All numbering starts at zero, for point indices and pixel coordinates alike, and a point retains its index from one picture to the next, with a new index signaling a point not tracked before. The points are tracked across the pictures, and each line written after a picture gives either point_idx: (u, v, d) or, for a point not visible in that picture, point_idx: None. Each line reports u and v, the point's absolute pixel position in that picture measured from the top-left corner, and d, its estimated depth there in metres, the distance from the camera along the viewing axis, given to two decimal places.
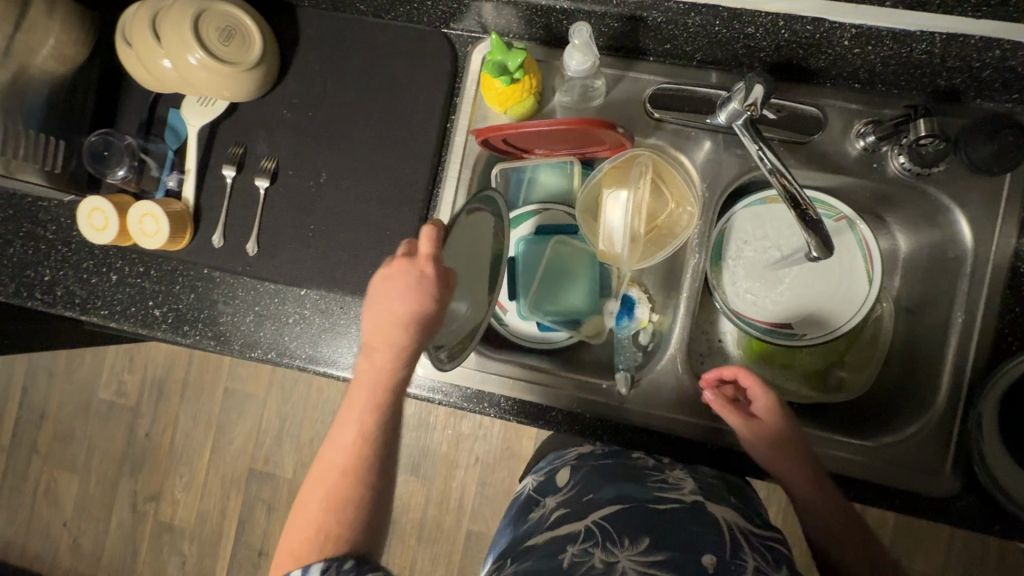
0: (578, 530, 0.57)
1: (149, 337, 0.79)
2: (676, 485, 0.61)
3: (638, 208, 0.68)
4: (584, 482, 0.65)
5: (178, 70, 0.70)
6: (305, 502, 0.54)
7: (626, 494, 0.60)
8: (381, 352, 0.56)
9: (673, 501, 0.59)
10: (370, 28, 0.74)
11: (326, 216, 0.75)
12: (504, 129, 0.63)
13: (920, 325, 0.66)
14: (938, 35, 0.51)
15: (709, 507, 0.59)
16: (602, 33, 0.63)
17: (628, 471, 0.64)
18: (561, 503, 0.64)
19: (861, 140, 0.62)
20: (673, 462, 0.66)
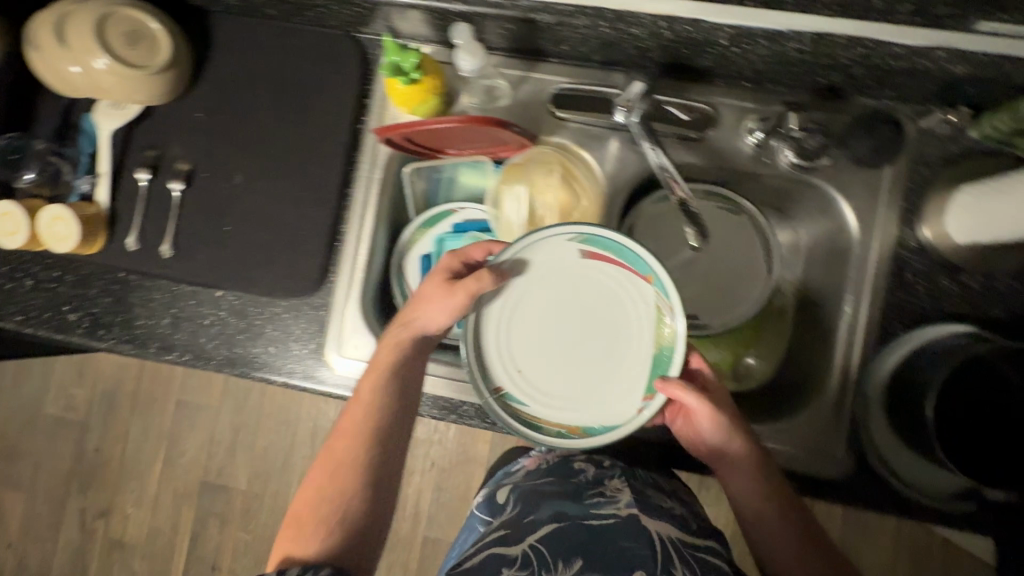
0: (513, 554, 0.56)
1: (65, 342, 0.75)
2: (611, 499, 0.62)
3: (552, 210, 0.70)
4: (527, 500, 0.65)
5: (89, 75, 0.67)
6: (311, 492, 0.56)
7: (563, 512, 0.61)
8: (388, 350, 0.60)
9: (611, 517, 0.60)
10: (284, 28, 0.73)
11: (240, 221, 0.73)
12: (406, 123, 0.64)
13: (822, 317, 0.69)
14: (805, 35, 0.55)
15: (643, 521, 0.59)
16: (511, 34, 0.66)
17: (568, 484, 0.66)
18: (502, 523, 0.63)
19: (751, 136, 0.66)
20: (613, 468, 0.68)
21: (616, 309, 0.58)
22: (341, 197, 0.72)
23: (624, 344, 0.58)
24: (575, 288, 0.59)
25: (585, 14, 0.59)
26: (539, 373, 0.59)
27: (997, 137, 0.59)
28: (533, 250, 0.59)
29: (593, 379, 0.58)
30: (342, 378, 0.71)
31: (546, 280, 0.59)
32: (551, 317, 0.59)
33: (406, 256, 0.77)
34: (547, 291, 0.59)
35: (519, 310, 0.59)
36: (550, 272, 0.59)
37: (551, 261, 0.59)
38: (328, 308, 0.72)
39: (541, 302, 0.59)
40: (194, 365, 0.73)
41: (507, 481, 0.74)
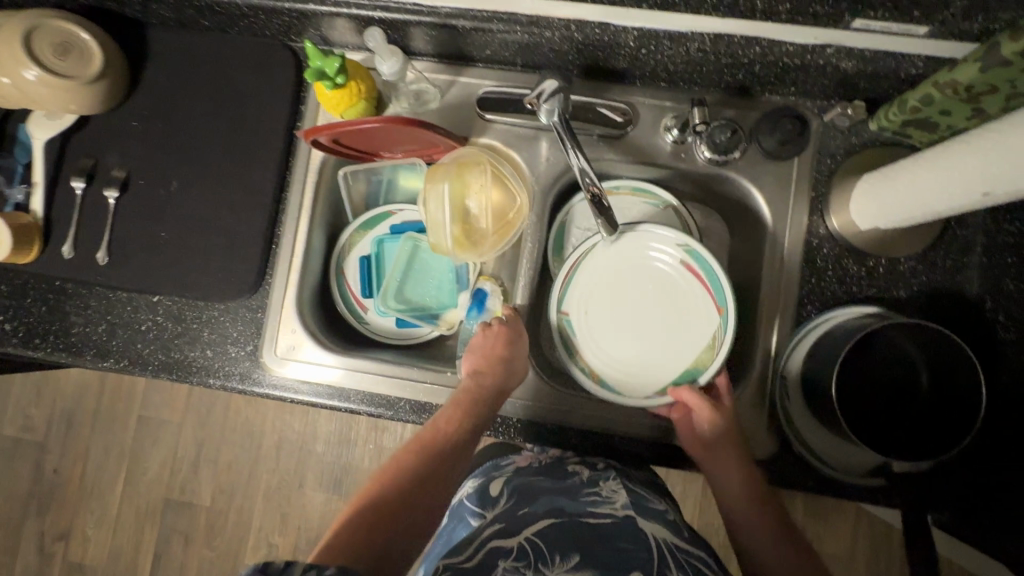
0: (509, 548, 0.53)
1: (0, 353, 0.75)
2: (608, 500, 0.60)
3: (487, 209, 0.72)
4: (522, 496, 0.61)
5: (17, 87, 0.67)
6: (370, 496, 0.58)
7: (561, 512, 0.58)
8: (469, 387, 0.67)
9: (609, 517, 0.57)
10: (215, 37, 0.75)
11: (177, 226, 0.74)
12: (334, 129, 0.67)
13: (745, 304, 0.72)
14: (705, 36, 0.59)
15: (641, 524, 0.57)
16: (433, 40, 0.68)
17: (565, 482, 0.63)
18: (493, 517, 0.59)
19: (668, 134, 0.69)
20: (608, 470, 0.66)
21: (686, 323, 0.68)
22: (276, 200, 0.74)
23: (674, 347, 0.69)
24: (660, 284, 0.69)
25: (501, 20, 0.62)
26: (598, 346, 0.69)
27: (894, 127, 0.63)
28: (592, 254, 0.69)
29: (630, 364, 0.69)
30: (278, 378, 0.72)
31: (613, 269, 0.70)
32: (606, 305, 0.70)
33: (345, 257, 0.78)
34: (609, 284, 0.70)
35: (594, 294, 0.70)
36: (614, 271, 0.70)
37: (629, 257, 0.69)
38: (265, 309, 0.73)
39: (601, 286, 0.70)
40: (131, 370, 0.73)
41: (494, 474, 0.69)
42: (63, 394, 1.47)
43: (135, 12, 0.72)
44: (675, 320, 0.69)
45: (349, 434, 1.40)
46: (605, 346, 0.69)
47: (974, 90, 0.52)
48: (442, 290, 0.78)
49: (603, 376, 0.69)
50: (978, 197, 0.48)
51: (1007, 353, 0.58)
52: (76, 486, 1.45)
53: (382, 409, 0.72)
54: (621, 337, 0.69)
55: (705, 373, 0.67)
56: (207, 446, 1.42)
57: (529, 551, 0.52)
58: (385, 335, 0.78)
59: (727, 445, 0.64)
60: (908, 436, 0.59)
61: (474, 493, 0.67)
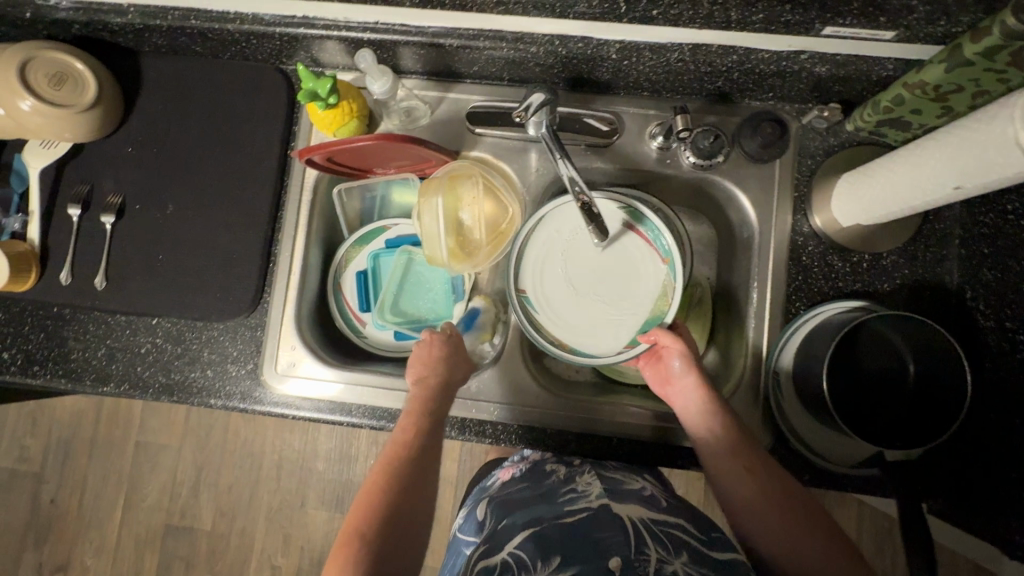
0: (494, 564, 0.53)
1: None
2: (584, 494, 0.61)
3: (481, 220, 0.73)
4: (506, 509, 0.63)
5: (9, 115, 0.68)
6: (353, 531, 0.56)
7: (539, 516, 0.58)
8: (418, 393, 0.66)
9: (584, 511, 0.58)
10: (206, 63, 0.76)
11: (173, 248, 0.74)
12: (324, 145, 0.67)
13: (735, 303, 0.74)
14: (685, 46, 0.61)
15: (617, 510, 0.58)
16: (423, 59, 0.70)
17: (542, 488, 0.64)
18: (482, 538, 0.60)
19: (653, 141, 0.71)
20: (584, 465, 0.67)
21: (640, 276, 0.69)
22: (273, 219, 0.75)
23: (632, 300, 0.68)
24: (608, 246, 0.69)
25: (487, 37, 0.64)
26: (559, 315, 0.69)
27: (870, 127, 0.65)
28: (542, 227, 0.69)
29: (595, 324, 0.68)
30: (279, 395, 0.72)
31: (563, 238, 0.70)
32: (573, 274, 0.69)
33: (342, 272, 0.79)
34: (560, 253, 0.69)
35: (548, 265, 0.69)
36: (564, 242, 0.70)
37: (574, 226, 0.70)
38: (263, 327, 0.73)
39: (554, 256, 0.69)
40: (131, 394, 0.74)
41: (484, 497, 0.72)
42: (59, 423, 1.45)
43: (128, 41, 0.74)
44: (626, 276, 0.69)
45: (350, 451, 1.39)
46: (568, 314, 0.69)
47: (943, 89, 0.55)
48: (438, 301, 0.79)
49: (573, 343, 0.68)
50: (950, 188, 0.49)
51: (988, 339, 0.60)
52: (74, 516, 1.43)
53: (381, 420, 0.72)
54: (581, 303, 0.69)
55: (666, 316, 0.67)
56: (207, 469, 1.41)
57: (513, 564, 0.52)
58: (382, 347, 0.79)
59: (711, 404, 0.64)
60: (894, 423, 0.61)
61: (472, 522, 0.69)
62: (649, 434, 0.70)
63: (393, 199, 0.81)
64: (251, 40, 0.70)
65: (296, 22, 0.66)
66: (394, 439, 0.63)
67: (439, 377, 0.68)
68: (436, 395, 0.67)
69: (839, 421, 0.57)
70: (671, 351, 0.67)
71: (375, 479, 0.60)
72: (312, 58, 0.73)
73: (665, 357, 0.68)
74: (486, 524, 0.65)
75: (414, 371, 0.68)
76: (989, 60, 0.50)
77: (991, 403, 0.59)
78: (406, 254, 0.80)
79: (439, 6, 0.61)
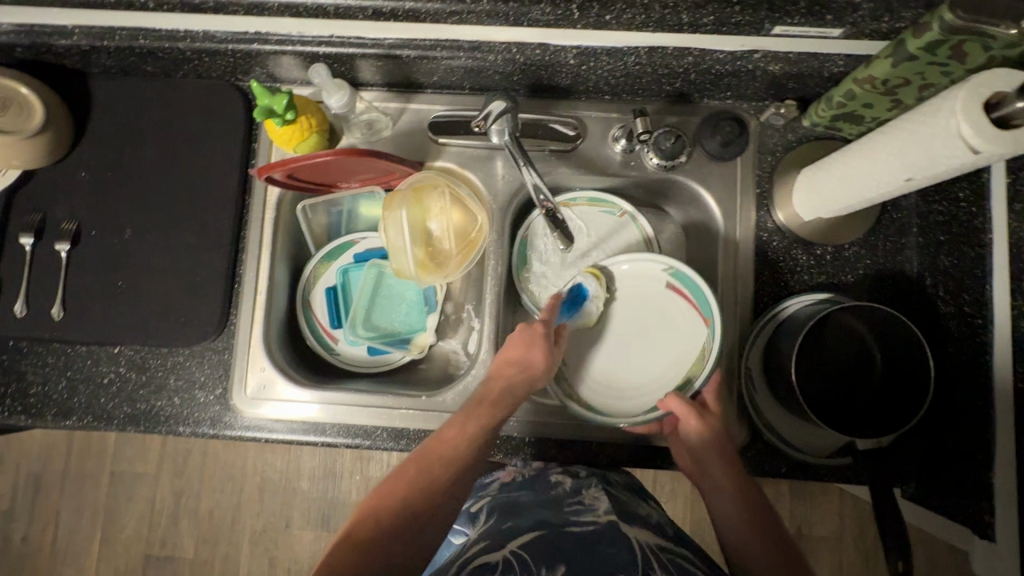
0: (496, 563, 0.52)
1: None
2: (590, 507, 0.61)
3: (450, 230, 0.73)
4: (505, 511, 0.62)
5: None
6: (360, 516, 0.53)
7: (545, 521, 0.59)
8: (490, 390, 0.62)
9: (592, 526, 0.58)
10: (159, 83, 0.74)
11: (133, 275, 0.72)
12: (284, 162, 0.66)
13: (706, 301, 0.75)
14: (641, 50, 0.62)
15: (623, 529, 0.58)
16: (381, 70, 0.69)
17: (547, 496, 0.64)
18: (479, 534, 0.60)
19: (616, 144, 0.72)
20: (590, 477, 0.68)
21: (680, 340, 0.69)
22: (236, 239, 0.73)
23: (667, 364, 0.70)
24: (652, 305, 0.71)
25: (443, 47, 0.63)
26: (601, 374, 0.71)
27: (825, 122, 0.67)
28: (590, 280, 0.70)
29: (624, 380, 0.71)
30: (251, 419, 0.71)
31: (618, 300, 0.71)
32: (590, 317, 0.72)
33: (311, 289, 0.78)
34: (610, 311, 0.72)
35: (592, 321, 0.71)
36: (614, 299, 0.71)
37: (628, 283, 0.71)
38: (231, 350, 0.72)
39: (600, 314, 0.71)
40: (96, 427, 0.71)
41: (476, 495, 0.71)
42: (28, 458, 1.39)
43: (75, 63, 0.71)
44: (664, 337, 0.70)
45: (335, 467, 1.37)
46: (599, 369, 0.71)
47: (890, 82, 0.56)
48: (411, 313, 0.79)
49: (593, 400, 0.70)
50: (901, 181, 0.51)
51: (949, 324, 0.61)
52: (49, 553, 1.37)
53: (356, 438, 0.71)
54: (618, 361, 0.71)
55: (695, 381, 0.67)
56: (187, 496, 1.37)
57: (514, 565, 0.52)
58: (354, 363, 0.77)
59: (712, 447, 0.63)
60: (863, 414, 0.61)
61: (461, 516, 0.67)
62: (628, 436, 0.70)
63: (360, 213, 0.80)
64: (203, 58, 0.69)
65: (250, 38, 0.65)
66: (439, 432, 0.59)
67: (500, 377, 0.63)
68: (491, 397, 0.62)
69: (808, 412, 0.58)
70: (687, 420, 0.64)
71: (402, 466, 0.56)
72: (268, 74, 0.72)
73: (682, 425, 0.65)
74: (481, 518, 0.64)
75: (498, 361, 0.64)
76: (931, 54, 0.51)
77: (954, 387, 0.60)
78: (376, 267, 0.79)
79: (392, 17, 0.61)
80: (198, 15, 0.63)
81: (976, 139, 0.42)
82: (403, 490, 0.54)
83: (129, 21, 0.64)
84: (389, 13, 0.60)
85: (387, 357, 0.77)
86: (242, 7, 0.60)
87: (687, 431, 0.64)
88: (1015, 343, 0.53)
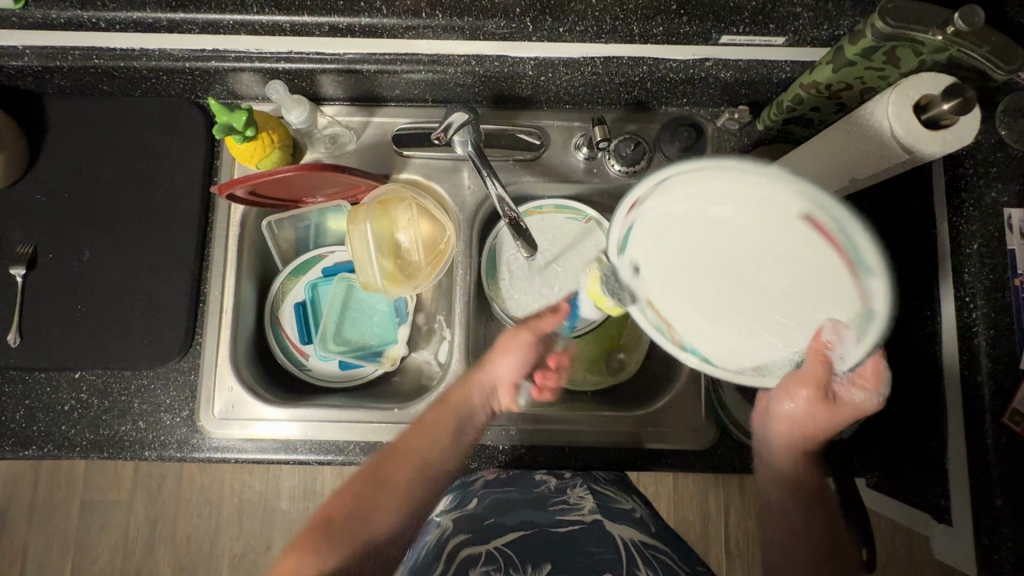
0: (479, 554, 0.55)
1: None
2: (576, 506, 0.61)
3: (418, 242, 0.74)
4: (489, 504, 0.62)
5: None
6: (334, 521, 0.61)
7: (530, 520, 0.59)
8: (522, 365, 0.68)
9: (578, 523, 0.59)
10: (116, 103, 0.73)
11: (93, 297, 0.71)
12: (244, 180, 0.66)
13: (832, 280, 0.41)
14: (597, 59, 0.63)
15: (608, 527, 0.58)
16: (342, 83, 0.69)
17: (533, 494, 0.64)
18: (459, 523, 0.60)
19: (579, 152, 0.73)
20: (575, 477, 0.67)
21: (814, 298, 0.41)
22: (200, 258, 0.72)
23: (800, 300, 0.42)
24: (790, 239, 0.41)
25: (404, 60, 0.63)
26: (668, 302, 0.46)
27: (777, 126, 0.68)
28: (644, 208, 0.47)
29: (742, 327, 0.45)
30: (220, 440, 0.69)
31: (713, 202, 0.43)
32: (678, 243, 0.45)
33: (280, 305, 0.77)
34: (681, 229, 0.44)
35: (648, 249, 0.47)
36: (700, 209, 0.44)
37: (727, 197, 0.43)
38: (197, 369, 0.71)
39: (675, 234, 0.45)
40: (57, 456, 0.69)
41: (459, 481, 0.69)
42: None
43: (29, 84, 0.70)
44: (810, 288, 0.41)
45: (316, 486, 1.31)
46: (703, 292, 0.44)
47: (833, 88, 0.58)
48: (384, 325, 0.78)
49: (685, 333, 0.46)
50: (846, 182, 0.53)
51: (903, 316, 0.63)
52: None
53: (328, 454, 0.70)
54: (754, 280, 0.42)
55: (851, 335, 0.42)
56: (162, 523, 1.30)
57: (499, 558, 0.54)
58: (320, 378, 0.76)
59: (813, 437, 0.57)
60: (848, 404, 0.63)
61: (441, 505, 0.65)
62: (605, 439, 0.70)
63: (329, 228, 0.79)
64: (160, 78, 0.68)
65: (207, 56, 0.64)
66: (446, 394, 0.67)
67: (534, 350, 0.68)
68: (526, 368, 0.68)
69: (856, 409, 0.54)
70: (854, 409, 0.52)
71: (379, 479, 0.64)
72: (225, 90, 0.71)
73: (840, 407, 0.53)
74: (458, 507, 0.63)
75: (518, 330, 0.67)
76: (869, 59, 0.53)
77: (908, 377, 0.62)
78: (343, 282, 0.79)
79: (350, 33, 0.61)
80: (156, 34, 0.62)
81: (908, 139, 0.45)
82: (397, 482, 0.64)
83: (82, 40, 0.63)
84: (346, 28, 0.61)
85: (351, 370, 0.76)
86: (199, 27, 0.61)
87: (836, 410, 0.53)
88: (959, 332, 0.56)
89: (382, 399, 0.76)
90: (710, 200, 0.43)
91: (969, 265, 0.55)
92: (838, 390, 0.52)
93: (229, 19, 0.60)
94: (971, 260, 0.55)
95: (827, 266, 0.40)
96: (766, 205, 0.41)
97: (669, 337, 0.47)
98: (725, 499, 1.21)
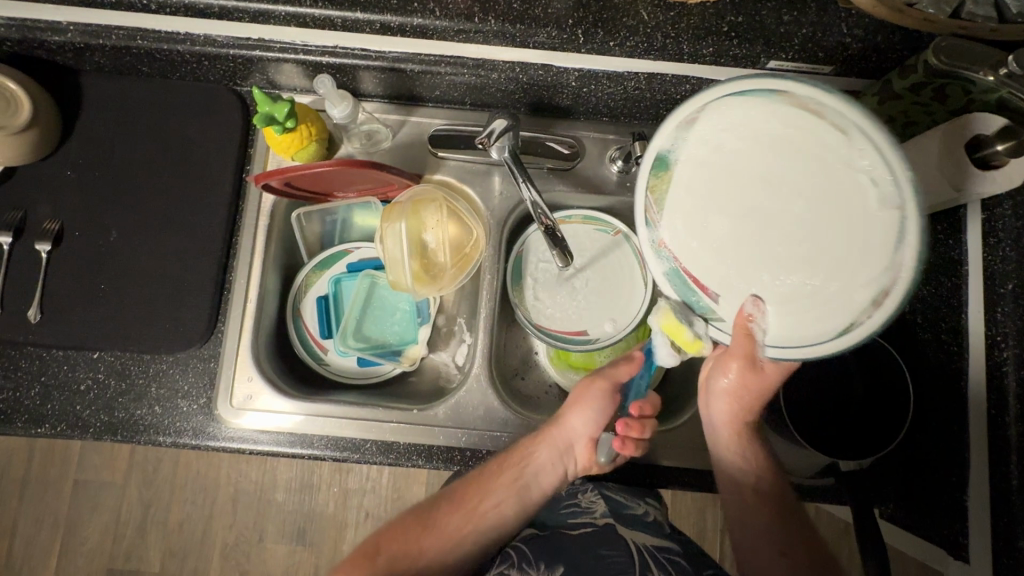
0: (500, 554, 0.62)
1: None
2: (588, 509, 0.63)
3: (445, 244, 0.73)
4: (510, 509, 0.67)
5: None
6: (397, 547, 0.62)
7: (546, 521, 0.65)
8: (552, 466, 0.65)
9: (588, 525, 0.61)
10: (152, 85, 0.73)
11: (117, 278, 0.70)
12: (282, 172, 0.66)
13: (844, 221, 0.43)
14: (640, 76, 0.64)
15: (619, 530, 0.59)
16: (382, 80, 0.69)
17: (548, 497, 0.67)
18: None
19: (613, 164, 0.73)
20: (586, 483, 0.68)
21: (852, 237, 0.42)
22: (227, 246, 0.72)
23: (825, 237, 0.43)
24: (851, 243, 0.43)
25: (448, 63, 0.64)
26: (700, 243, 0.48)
27: None
28: (731, 107, 0.46)
29: (738, 265, 0.47)
30: (236, 430, 0.69)
31: (770, 125, 0.45)
32: (721, 180, 0.47)
33: (302, 298, 0.77)
34: (741, 151, 0.46)
35: (701, 164, 0.48)
36: (746, 135, 0.46)
37: (817, 126, 0.44)
38: (217, 357, 0.70)
39: (735, 159, 0.46)
40: (69, 435, 0.68)
41: None
42: None
43: (67, 59, 0.69)
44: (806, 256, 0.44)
45: (311, 479, 1.30)
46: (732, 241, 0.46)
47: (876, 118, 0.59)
48: (404, 324, 0.78)
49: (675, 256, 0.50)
50: None
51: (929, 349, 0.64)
52: (3, 566, 1.28)
53: (344, 451, 0.69)
54: (772, 232, 0.45)
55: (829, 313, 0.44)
56: (155, 507, 1.29)
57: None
58: (338, 374, 0.76)
59: (753, 391, 0.58)
60: (856, 422, 0.63)
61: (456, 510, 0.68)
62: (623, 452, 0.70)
63: (356, 223, 0.79)
64: (200, 62, 0.68)
65: (252, 45, 0.64)
66: (478, 477, 0.64)
67: (608, 408, 0.65)
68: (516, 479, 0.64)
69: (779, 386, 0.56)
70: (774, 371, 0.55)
71: (416, 518, 0.64)
72: (263, 79, 0.71)
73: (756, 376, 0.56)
74: None
75: (592, 384, 0.65)
76: (916, 94, 0.54)
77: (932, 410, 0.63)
78: (367, 277, 0.79)
79: (399, 32, 0.61)
80: (204, 20, 0.61)
81: None
82: (435, 544, 0.62)
83: (128, 22, 0.62)
84: (397, 28, 0.60)
85: (370, 367, 0.76)
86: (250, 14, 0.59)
87: (763, 377, 0.56)
88: (988, 370, 0.57)
89: (399, 397, 0.75)
90: (789, 115, 0.45)
91: (1002, 305, 0.56)
92: (764, 362, 0.53)
93: (279, 11, 0.58)
94: (1005, 300, 0.56)
95: (838, 214, 0.43)
96: (815, 122, 0.44)
97: (653, 226, 0.50)
98: (721, 518, 1.21)
